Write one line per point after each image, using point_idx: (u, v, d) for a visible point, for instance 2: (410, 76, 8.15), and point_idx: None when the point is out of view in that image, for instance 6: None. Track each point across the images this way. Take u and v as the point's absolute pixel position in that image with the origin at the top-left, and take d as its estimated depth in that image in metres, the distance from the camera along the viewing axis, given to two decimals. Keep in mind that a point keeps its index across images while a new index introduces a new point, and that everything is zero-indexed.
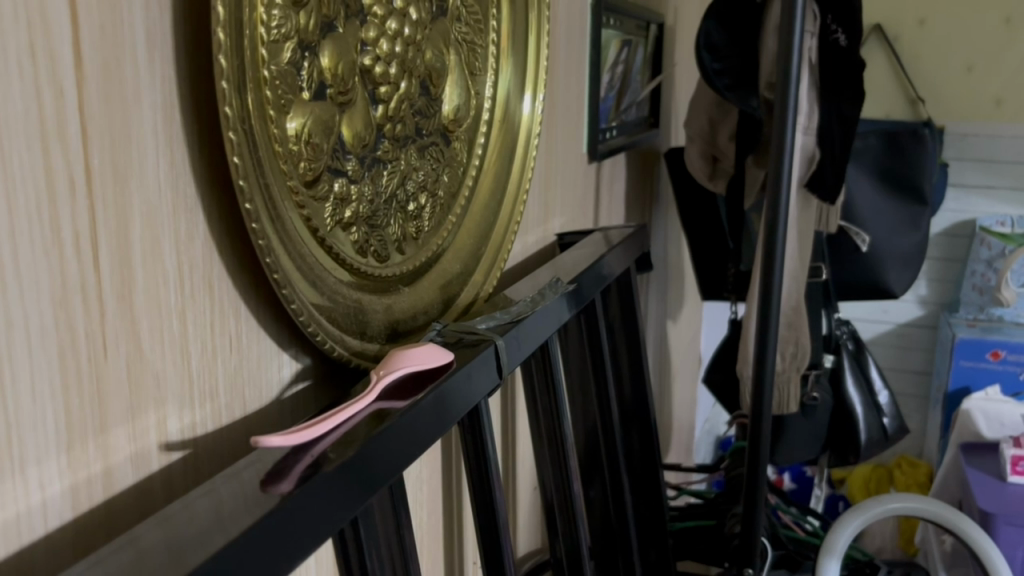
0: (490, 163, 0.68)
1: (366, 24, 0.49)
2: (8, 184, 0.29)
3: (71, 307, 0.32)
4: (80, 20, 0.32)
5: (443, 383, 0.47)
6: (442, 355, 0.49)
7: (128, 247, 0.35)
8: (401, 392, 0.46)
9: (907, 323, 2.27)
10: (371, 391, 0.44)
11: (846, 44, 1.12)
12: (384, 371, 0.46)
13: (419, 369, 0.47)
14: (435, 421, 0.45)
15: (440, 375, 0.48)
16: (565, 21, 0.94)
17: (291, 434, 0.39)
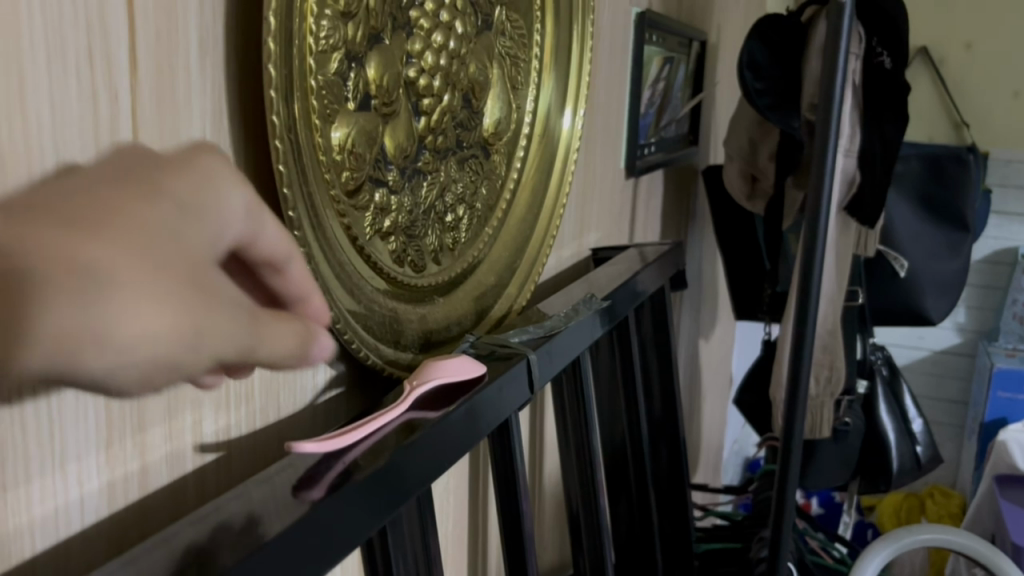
0: (529, 176, 0.68)
1: (413, 37, 0.50)
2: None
3: None
4: (137, 27, 0.33)
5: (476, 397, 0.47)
6: (473, 366, 0.49)
7: None
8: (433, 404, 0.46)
9: (945, 350, 2.24)
10: (403, 401, 0.45)
11: (891, 66, 1.13)
12: (417, 381, 0.46)
13: (451, 380, 0.48)
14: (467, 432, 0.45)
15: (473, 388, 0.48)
16: (608, 36, 0.95)
17: (322, 442, 0.39)
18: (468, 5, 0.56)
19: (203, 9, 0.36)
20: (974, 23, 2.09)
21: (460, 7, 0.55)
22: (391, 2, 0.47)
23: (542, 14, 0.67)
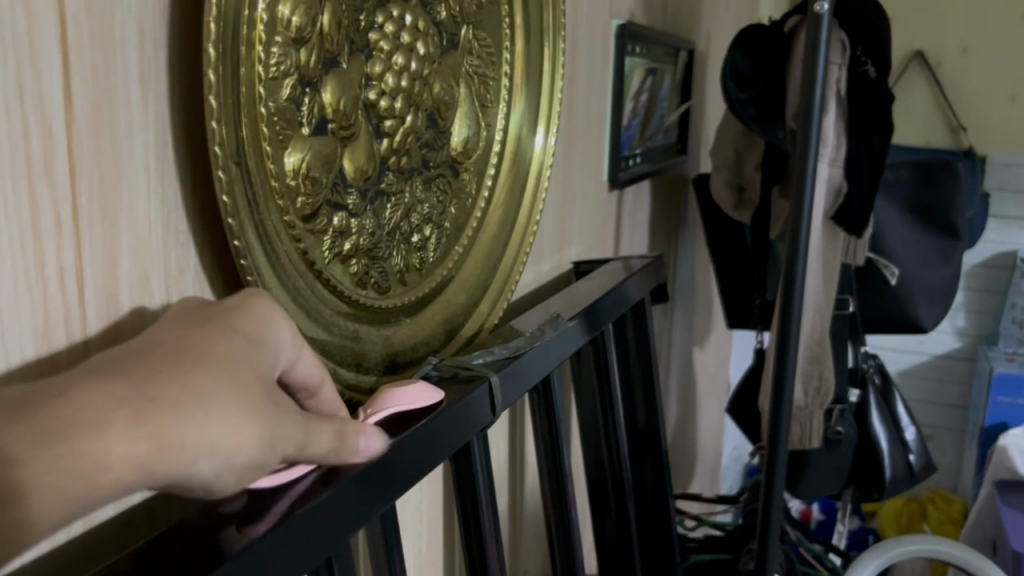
0: (501, 194, 0.68)
1: (372, 60, 0.50)
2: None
3: (53, 341, 0.33)
4: (72, 62, 0.32)
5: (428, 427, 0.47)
6: (433, 393, 0.49)
7: (114, 279, 0.36)
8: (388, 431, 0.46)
9: (945, 355, 2.23)
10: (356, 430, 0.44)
11: (875, 75, 1.13)
12: (373, 410, 0.46)
13: (409, 408, 0.48)
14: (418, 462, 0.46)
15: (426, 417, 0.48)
16: (586, 49, 0.94)
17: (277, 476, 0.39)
18: (431, 26, 0.56)
19: (144, 42, 0.36)
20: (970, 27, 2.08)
21: (422, 28, 0.55)
22: (348, 26, 0.47)
23: (511, 29, 0.67)
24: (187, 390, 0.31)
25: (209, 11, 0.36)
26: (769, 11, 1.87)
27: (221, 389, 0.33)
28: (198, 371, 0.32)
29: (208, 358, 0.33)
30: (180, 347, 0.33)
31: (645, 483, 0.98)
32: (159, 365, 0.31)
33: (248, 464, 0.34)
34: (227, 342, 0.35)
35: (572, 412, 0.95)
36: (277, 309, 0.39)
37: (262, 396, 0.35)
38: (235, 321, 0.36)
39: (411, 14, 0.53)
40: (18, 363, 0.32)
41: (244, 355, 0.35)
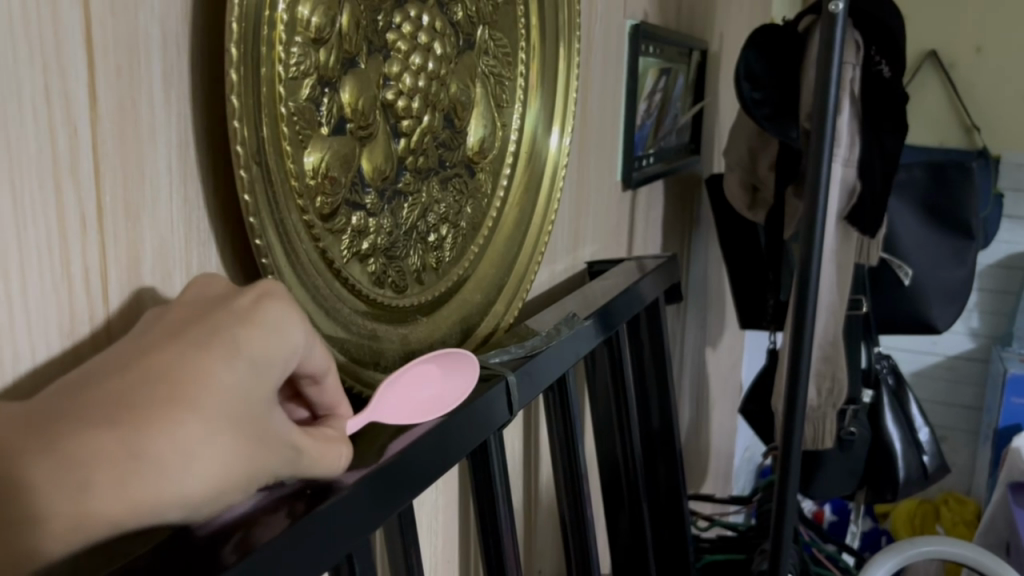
0: (517, 194, 0.68)
1: (390, 60, 0.50)
2: (18, 216, 0.31)
3: (79, 336, 0.34)
4: (96, 64, 0.33)
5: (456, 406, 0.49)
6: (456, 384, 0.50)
7: (138, 271, 0.36)
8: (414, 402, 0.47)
9: (958, 355, 2.22)
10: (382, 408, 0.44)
11: (890, 75, 1.12)
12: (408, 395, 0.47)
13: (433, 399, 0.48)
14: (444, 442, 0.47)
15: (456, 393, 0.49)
16: (600, 49, 0.94)
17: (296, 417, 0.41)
18: (448, 26, 0.56)
19: (166, 43, 0.36)
20: (984, 27, 2.07)
21: (439, 28, 0.55)
22: (366, 27, 0.47)
23: (527, 28, 0.67)
24: (168, 439, 0.30)
25: (231, 9, 0.36)
26: (782, 10, 1.86)
27: (205, 433, 0.31)
28: (182, 414, 0.31)
29: (200, 393, 0.31)
30: (168, 380, 0.31)
31: (658, 484, 0.98)
32: (140, 409, 0.30)
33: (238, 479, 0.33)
34: (224, 369, 0.33)
35: (585, 413, 0.95)
36: (289, 312, 0.36)
37: (254, 423, 0.34)
38: (238, 337, 0.34)
39: (428, 15, 0.53)
40: (34, 364, 0.32)
41: (241, 385, 0.33)
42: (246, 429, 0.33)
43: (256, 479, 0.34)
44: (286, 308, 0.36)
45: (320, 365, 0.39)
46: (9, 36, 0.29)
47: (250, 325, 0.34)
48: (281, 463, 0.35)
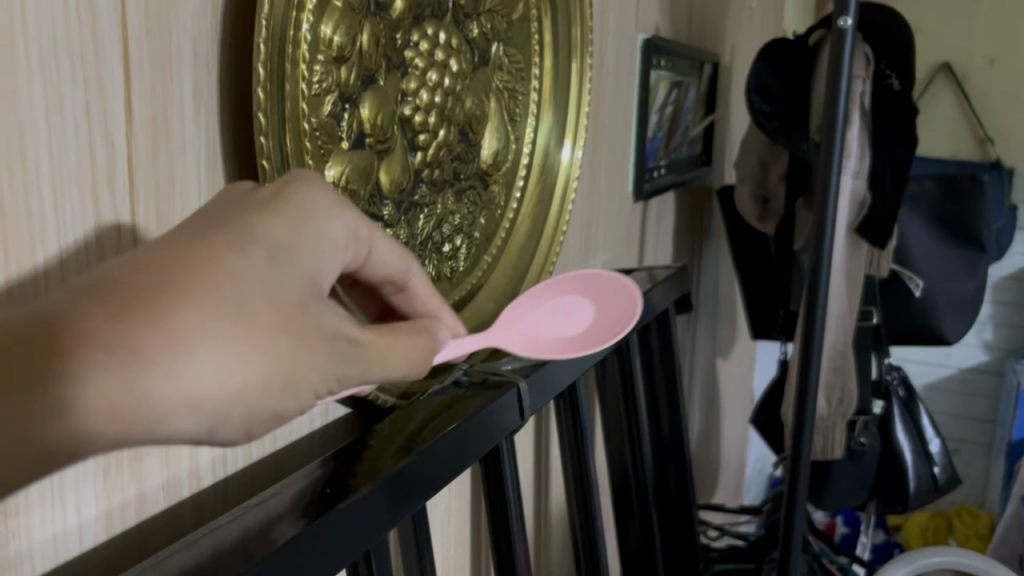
0: (530, 206, 0.70)
1: (408, 76, 0.52)
2: (59, 197, 0.33)
3: (102, 240, 0.35)
4: (133, 79, 0.35)
5: (613, 322, 0.55)
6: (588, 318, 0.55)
7: (169, 212, 0.38)
8: (557, 320, 0.55)
9: (971, 368, 2.19)
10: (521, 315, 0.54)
11: (900, 88, 1.13)
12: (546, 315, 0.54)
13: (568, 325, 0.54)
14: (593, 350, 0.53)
15: (614, 311, 0.56)
16: (611, 64, 0.96)
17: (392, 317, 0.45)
18: (463, 43, 0.58)
19: (198, 59, 0.38)
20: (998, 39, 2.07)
21: (455, 46, 0.57)
22: (385, 46, 0.49)
23: (540, 46, 0.69)
24: (180, 317, 0.26)
25: (260, 13, 0.38)
26: (793, 23, 1.87)
27: (228, 308, 0.28)
28: (195, 294, 0.27)
29: (216, 272, 0.28)
30: (176, 264, 0.28)
31: (668, 495, 0.99)
32: (143, 293, 0.26)
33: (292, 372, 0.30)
34: (242, 252, 0.29)
35: (595, 422, 0.96)
36: (312, 195, 0.33)
37: (296, 317, 0.30)
38: (253, 224, 0.31)
39: (445, 31, 0.55)
40: (53, 255, 0.33)
41: (262, 268, 0.30)
42: (288, 322, 0.30)
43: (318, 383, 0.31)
44: (306, 192, 0.33)
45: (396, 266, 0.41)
46: (52, 54, 0.32)
47: (265, 211, 0.31)
48: (335, 356, 0.32)
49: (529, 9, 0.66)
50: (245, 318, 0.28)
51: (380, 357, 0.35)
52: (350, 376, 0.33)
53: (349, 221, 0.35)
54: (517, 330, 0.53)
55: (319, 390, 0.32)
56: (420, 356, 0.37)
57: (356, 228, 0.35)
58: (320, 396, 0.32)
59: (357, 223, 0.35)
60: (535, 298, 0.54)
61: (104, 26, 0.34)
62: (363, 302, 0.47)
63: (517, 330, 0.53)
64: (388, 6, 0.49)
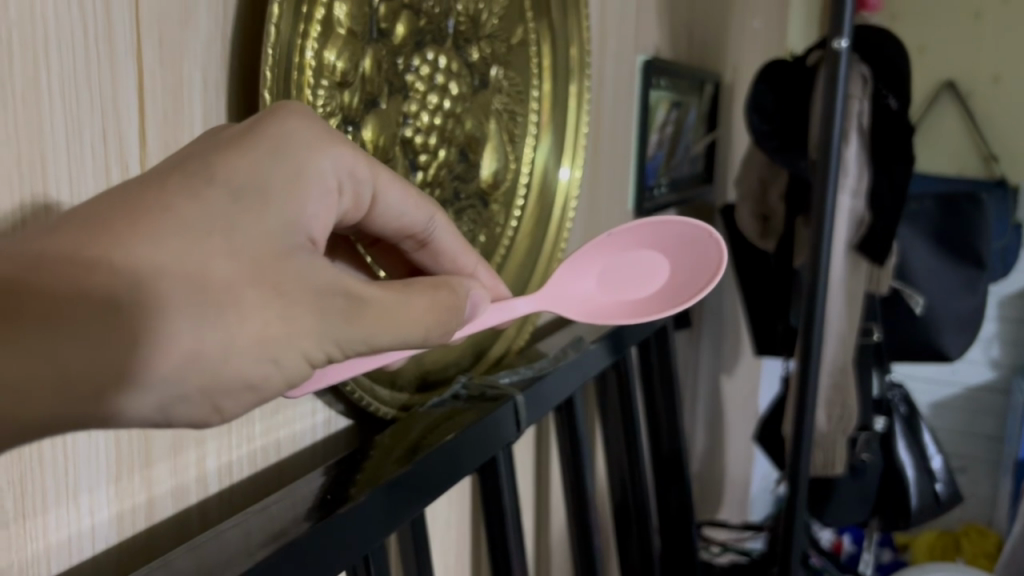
0: (528, 225, 0.72)
1: (409, 100, 0.54)
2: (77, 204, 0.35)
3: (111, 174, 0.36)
4: (146, 104, 0.37)
5: (684, 279, 0.56)
6: (642, 285, 0.56)
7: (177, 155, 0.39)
8: (615, 282, 0.56)
9: (978, 386, 2.16)
10: (582, 273, 0.55)
11: (897, 108, 1.15)
12: (596, 274, 0.56)
13: (623, 287, 0.56)
14: (659, 306, 0.54)
15: (687, 266, 0.56)
16: (611, 85, 0.98)
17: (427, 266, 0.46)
18: (463, 67, 0.60)
19: (207, 86, 0.40)
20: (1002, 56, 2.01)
21: (456, 70, 0.59)
22: (387, 70, 0.51)
23: (540, 70, 0.71)
24: (112, 265, 0.27)
25: (266, 42, 0.40)
26: (796, 43, 1.89)
27: (170, 258, 0.28)
28: (133, 243, 0.28)
29: (166, 217, 0.29)
30: (127, 206, 0.29)
31: (668, 509, 1.00)
32: (75, 243, 0.27)
33: (275, 330, 0.30)
34: (200, 193, 0.30)
35: (596, 437, 0.98)
36: (290, 127, 0.34)
37: (262, 268, 0.30)
38: (219, 159, 0.31)
39: (445, 56, 0.57)
40: (64, 194, 0.34)
41: (222, 210, 0.30)
42: (254, 274, 0.30)
43: (303, 347, 0.31)
44: (284, 124, 0.34)
45: (415, 217, 0.42)
46: (72, 85, 0.34)
47: (237, 145, 0.32)
48: (329, 314, 0.31)
49: (528, 32, 0.68)
50: (201, 272, 0.28)
51: (393, 315, 0.33)
52: (355, 338, 0.32)
53: (334, 155, 0.35)
54: (585, 278, 0.56)
55: (316, 354, 0.31)
56: (443, 316, 0.36)
57: (351, 163, 0.36)
58: (319, 362, 0.32)
59: (353, 157, 0.36)
60: (606, 247, 0.56)
61: (120, 66, 0.36)
62: (392, 266, 0.49)
63: (585, 278, 0.56)
64: (390, 32, 0.51)
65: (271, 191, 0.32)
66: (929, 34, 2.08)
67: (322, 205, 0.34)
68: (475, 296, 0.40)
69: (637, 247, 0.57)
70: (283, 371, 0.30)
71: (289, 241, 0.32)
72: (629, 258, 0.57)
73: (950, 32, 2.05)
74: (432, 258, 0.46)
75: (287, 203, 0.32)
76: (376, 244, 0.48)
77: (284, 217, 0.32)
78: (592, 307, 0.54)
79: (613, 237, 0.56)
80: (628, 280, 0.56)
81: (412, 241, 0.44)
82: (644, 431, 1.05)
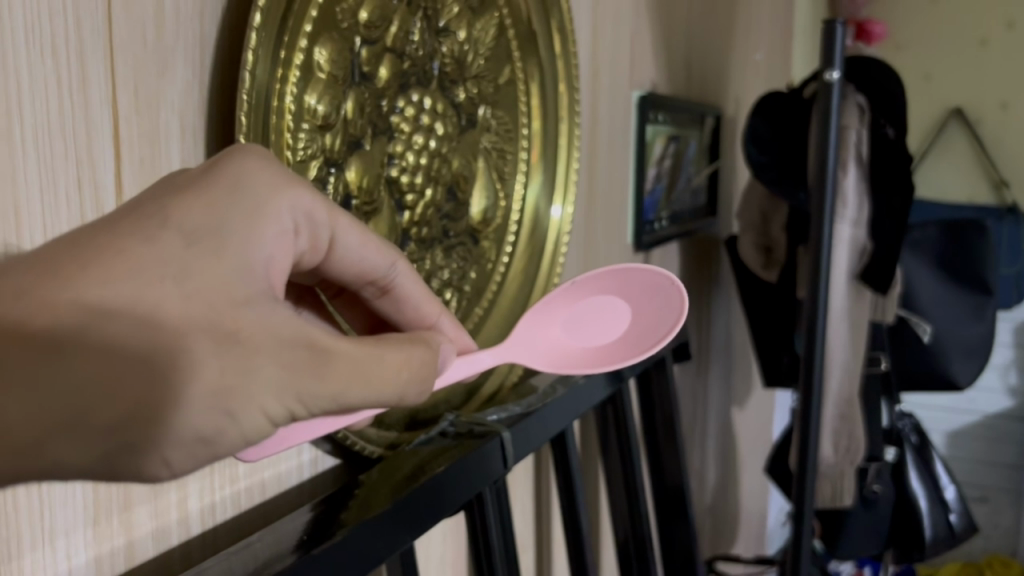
0: (519, 263, 0.72)
1: (394, 141, 0.55)
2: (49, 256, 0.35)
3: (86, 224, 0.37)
4: (122, 157, 0.38)
5: (654, 321, 0.56)
6: (613, 331, 0.57)
7: None
8: (583, 327, 0.57)
9: (996, 414, 2.12)
10: (547, 323, 0.56)
11: (895, 138, 1.15)
12: (557, 326, 0.57)
13: (593, 332, 0.56)
14: (626, 352, 0.55)
15: (654, 308, 0.57)
16: (606, 120, 0.99)
17: (397, 322, 0.48)
18: (449, 108, 0.61)
19: (184, 136, 0.41)
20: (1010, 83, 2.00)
21: (441, 110, 0.60)
22: (370, 113, 0.52)
23: (529, 108, 0.72)
24: (55, 309, 0.27)
25: (242, 86, 0.41)
26: (800, 74, 1.90)
27: (124, 311, 0.28)
28: (87, 290, 0.28)
29: (117, 257, 0.29)
30: (83, 251, 0.29)
31: (674, 545, 0.98)
32: (29, 284, 0.27)
33: (238, 391, 0.30)
34: (153, 236, 0.31)
35: (597, 472, 0.97)
36: (245, 168, 0.34)
37: (219, 315, 0.30)
38: (174, 202, 0.32)
39: (430, 97, 0.58)
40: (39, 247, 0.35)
41: (176, 256, 0.30)
42: (209, 323, 0.30)
43: (268, 405, 0.31)
44: (240, 167, 0.34)
45: (376, 261, 0.43)
46: (47, 138, 0.35)
47: (191, 190, 0.33)
48: (294, 366, 0.31)
49: (515, 71, 0.69)
50: (150, 319, 0.29)
51: (365, 373, 0.33)
52: (322, 395, 0.32)
53: (294, 197, 0.36)
54: (554, 325, 0.57)
55: (276, 409, 0.31)
56: (421, 371, 0.36)
57: (308, 205, 0.37)
58: (281, 419, 0.31)
59: (310, 199, 0.37)
60: (571, 296, 0.57)
61: (95, 115, 0.37)
62: (355, 319, 0.50)
63: (553, 326, 0.56)
64: (373, 75, 0.51)
65: (227, 236, 0.32)
66: (932, 63, 2.09)
67: (281, 247, 0.35)
68: (445, 351, 0.41)
69: (606, 291, 0.58)
70: (240, 426, 0.30)
71: (249, 286, 0.32)
72: (598, 305, 0.58)
73: (956, 61, 2.06)
74: (395, 306, 0.46)
75: (246, 244, 0.33)
76: (338, 296, 0.49)
77: (242, 258, 0.32)
78: (559, 354, 0.55)
79: (579, 285, 0.57)
80: (595, 324, 0.57)
81: (373, 288, 0.45)
82: (648, 464, 1.05)
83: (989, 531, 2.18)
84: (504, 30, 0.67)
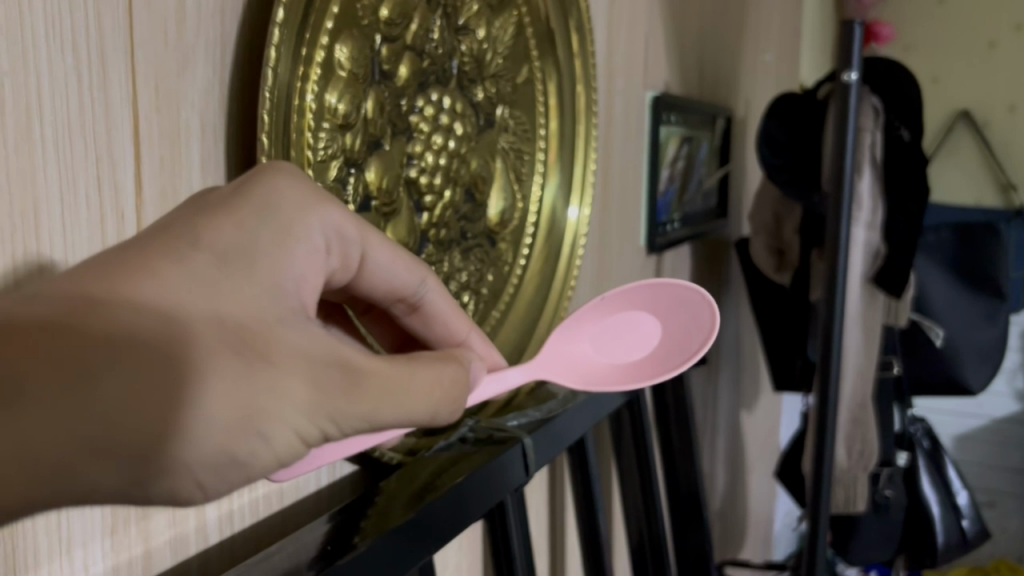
0: (536, 265, 0.71)
1: (413, 140, 0.54)
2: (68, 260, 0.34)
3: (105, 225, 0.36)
4: (142, 157, 0.37)
5: (680, 340, 0.55)
6: (638, 349, 0.56)
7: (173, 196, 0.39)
8: (609, 343, 0.55)
9: (1003, 418, 2.11)
10: (574, 336, 0.55)
11: (910, 139, 1.13)
12: (581, 338, 0.55)
13: (619, 350, 0.55)
14: (652, 371, 0.54)
15: (681, 327, 0.56)
16: (620, 122, 0.98)
17: (429, 342, 0.47)
18: (468, 107, 0.60)
19: (204, 135, 0.40)
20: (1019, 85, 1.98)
21: (460, 110, 0.59)
22: (391, 111, 0.51)
23: (546, 108, 0.71)
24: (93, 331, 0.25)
25: (264, 83, 0.40)
26: (808, 76, 1.89)
27: (152, 323, 0.27)
28: (111, 299, 0.27)
29: (150, 280, 0.28)
30: (119, 267, 0.28)
31: (687, 547, 0.98)
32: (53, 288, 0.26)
33: (274, 413, 0.29)
34: (186, 258, 0.30)
35: (609, 475, 0.96)
36: (280, 187, 0.34)
37: (251, 335, 0.29)
38: (206, 222, 0.31)
39: (449, 97, 0.57)
40: (59, 250, 0.34)
41: (205, 274, 0.30)
42: (239, 343, 0.29)
43: (300, 425, 0.29)
44: (273, 187, 0.34)
45: (406, 279, 0.42)
46: (67, 135, 0.34)
47: (221, 209, 0.32)
48: (327, 387, 0.30)
49: (533, 71, 0.68)
50: (182, 337, 0.27)
51: (394, 393, 0.32)
52: (354, 415, 0.31)
53: (323, 215, 0.36)
54: (580, 339, 0.55)
55: (308, 429, 0.30)
56: (450, 389, 0.35)
57: (336, 223, 0.37)
58: (313, 440, 0.30)
59: (339, 217, 0.37)
60: (600, 310, 0.55)
61: (114, 114, 0.36)
62: (383, 334, 0.49)
63: (580, 339, 0.55)
64: (393, 73, 0.50)
65: (258, 256, 0.32)
66: (939, 66, 2.08)
67: (311, 265, 0.35)
68: (474, 369, 0.41)
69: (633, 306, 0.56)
70: (272, 447, 0.29)
71: (281, 308, 0.31)
72: (628, 319, 0.56)
73: (963, 63, 2.05)
74: (425, 326, 0.46)
75: (273, 263, 0.33)
76: (368, 312, 0.48)
77: (269, 277, 0.32)
78: (586, 371, 0.54)
79: (608, 299, 0.55)
80: (622, 341, 0.56)
81: (403, 305, 0.44)
82: (661, 467, 1.04)
83: (995, 535, 2.17)
84: (522, 28, 0.66)
